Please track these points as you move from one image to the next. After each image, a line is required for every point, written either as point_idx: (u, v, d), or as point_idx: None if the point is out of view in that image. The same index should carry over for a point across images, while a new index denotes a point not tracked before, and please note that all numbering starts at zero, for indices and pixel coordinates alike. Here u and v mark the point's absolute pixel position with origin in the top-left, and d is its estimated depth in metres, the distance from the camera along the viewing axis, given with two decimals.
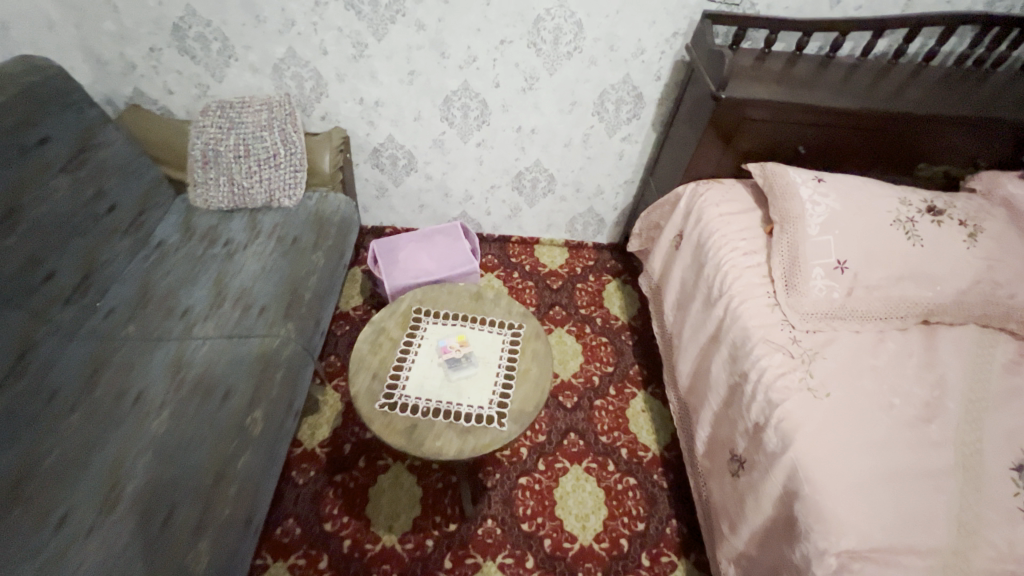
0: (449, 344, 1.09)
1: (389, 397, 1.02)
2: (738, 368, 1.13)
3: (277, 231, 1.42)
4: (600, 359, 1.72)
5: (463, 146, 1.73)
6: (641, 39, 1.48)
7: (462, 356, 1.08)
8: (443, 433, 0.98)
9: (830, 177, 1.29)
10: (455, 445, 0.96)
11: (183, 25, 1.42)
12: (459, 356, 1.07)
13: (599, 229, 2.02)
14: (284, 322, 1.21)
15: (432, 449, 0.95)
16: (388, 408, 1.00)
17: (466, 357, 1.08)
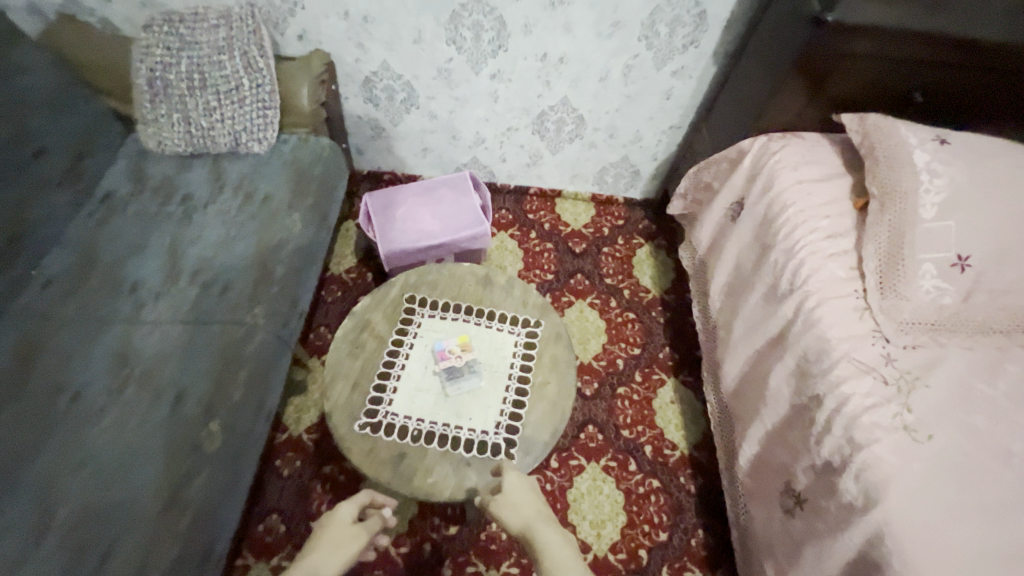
0: (448, 348, 0.87)
1: (372, 415, 0.83)
2: (809, 387, 0.90)
3: (245, 185, 1.16)
4: (626, 340, 1.50)
5: (474, 79, 1.40)
6: None
7: (464, 364, 0.86)
8: (437, 467, 0.79)
9: (956, 138, 0.97)
10: (451, 484, 0.78)
11: None
12: (461, 364, 0.86)
13: (632, 183, 1.72)
14: (250, 306, 0.99)
15: (423, 488, 0.77)
16: (369, 431, 0.81)
17: (469, 367, 0.86)
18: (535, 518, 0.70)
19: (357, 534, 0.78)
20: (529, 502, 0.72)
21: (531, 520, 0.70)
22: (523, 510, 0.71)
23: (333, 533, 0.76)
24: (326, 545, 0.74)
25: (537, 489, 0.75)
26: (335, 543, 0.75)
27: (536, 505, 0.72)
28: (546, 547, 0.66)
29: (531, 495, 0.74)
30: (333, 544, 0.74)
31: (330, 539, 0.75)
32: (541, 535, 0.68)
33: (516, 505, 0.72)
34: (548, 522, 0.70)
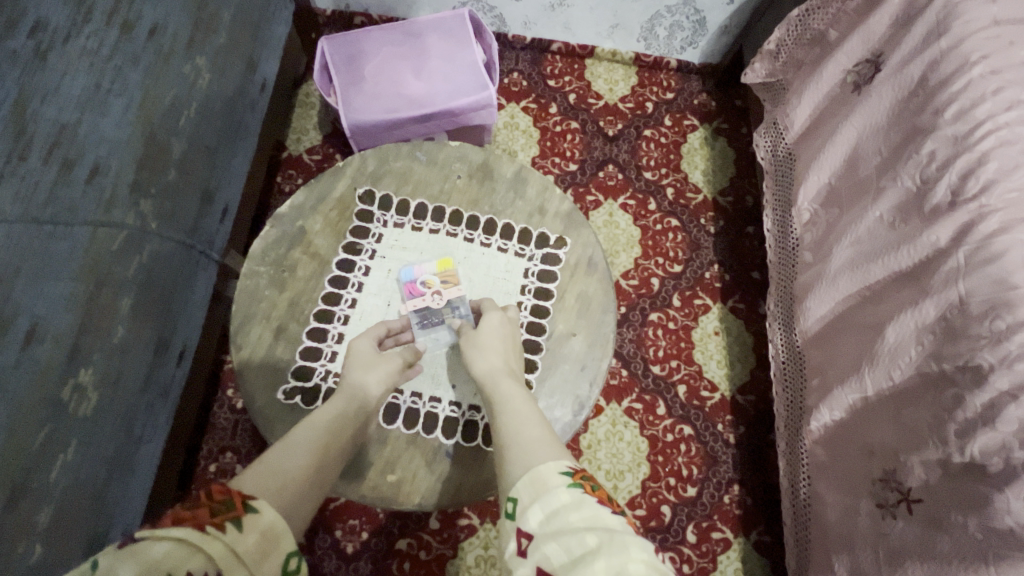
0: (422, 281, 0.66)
1: (306, 377, 0.61)
2: (959, 352, 0.60)
3: (123, 8, 0.77)
4: (665, 254, 1.18)
5: None
6: None
7: (446, 307, 0.65)
8: (405, 455, 0.59)
9: None
10: (425, 481, 0.58)
11: None
12: (442, 309, 0.65)
13: (693, 39, 1.25)
14: (134, 200, 0.69)
15: (388, 488, 0.58)
16: (299, 401, 0.60)
17: (453, 311, 0.64)
18: (501, 371, 0.57)
19: (388, 357, 0.61)
20: (502, 352, 0.59)
21: (499, 371, 0.57)
22: (491, 356, 0.58)
23: (359, 357, 0.60)
24: (354, 372, 0.58)
25: (518, 342, 0.62)
26: (364, 366, 0.59)
27: (510, 357, 0.59)
28: (507, 406, 0.53)
29: (508, 345, 0.60)
30: (362, 369, 0.58)
31: (357, 364, 0.59)
32: (503, 390, 0.55)
33: (486, 350, 0.59)
34: (517, 379, 0.57)
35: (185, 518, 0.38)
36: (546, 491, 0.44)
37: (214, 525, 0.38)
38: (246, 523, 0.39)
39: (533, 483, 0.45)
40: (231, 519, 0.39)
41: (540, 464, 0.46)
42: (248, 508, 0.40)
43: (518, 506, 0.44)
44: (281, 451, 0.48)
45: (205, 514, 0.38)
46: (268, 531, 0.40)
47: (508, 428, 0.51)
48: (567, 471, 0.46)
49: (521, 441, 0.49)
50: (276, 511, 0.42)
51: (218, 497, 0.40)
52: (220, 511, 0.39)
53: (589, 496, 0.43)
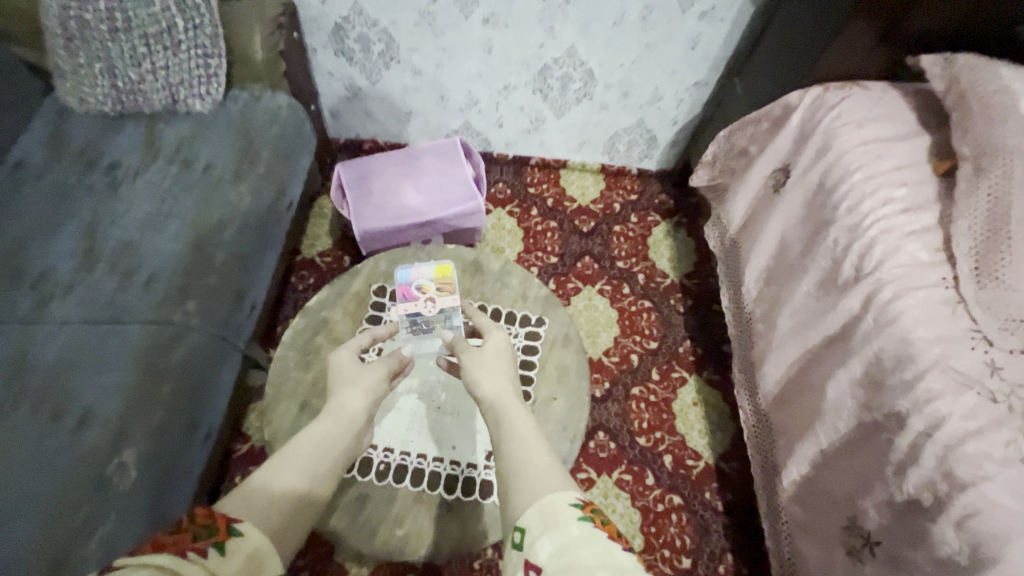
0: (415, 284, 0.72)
1: None
2: (883, 401, 0.71)
3: (183, 151, 0.98)
4: (641, 332, 1.31)
5: (463, 26, 1.17)
6: None
7: (438, 315, 0.71)
8: (410, 513, 0.67)
9: None
10: (428, 537, 0.65)
11: None
12: (434, 316, 0.71)
13: (648, 152, 1.49)
14: (180, 300, 0.82)
15: (395, 544, 0.65)
16: None
17: (445, 318, 0.71)
18: (506, 392, 0.57)
19: (373, 367, 0.63)
20: (508, 377, 0.60)
21: (507, 395, 0.57)
22: (496, 377, 0.59)
23: (342, 373, 0.62)
24: (339, 387, 0.60)
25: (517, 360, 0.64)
26: (349, 381, 0.61)
27: (515, 382, 0.60)
28: (513, 425, 0.53)
29: (510, 370, 0.61)
30: (347, 384, 0.60)
31: (342, 380, 0.61)
32: (508, 409, 0.55)
33: (490, 371, 0.60)
34: (522, 400, 0.57)
35: (166, 543, 0.37)
36: (556, 524, 0.42)
37: (198, 550, 0.38)
38: (228, 548, 0.40)
39: (541, 515, 0.43)
40: (214, 544, 0.39)
41: (548, 494, 0.45)
42: (233, 532, 0.41)
43: (526, 536, 0.42)
44: (270, 472, 0.49)
45: (188, 538, 0.38)
46: (253, 555, 0.41)
47: (513, 452, 0.50)
48: (577, 502, 0.44)
49: (528, 467, 0.48)
50: (262, 533, 0.43)
51: (201, 522, 0.40)
52: (203, 536, 0.39)
53: (600, 532, 0.41)
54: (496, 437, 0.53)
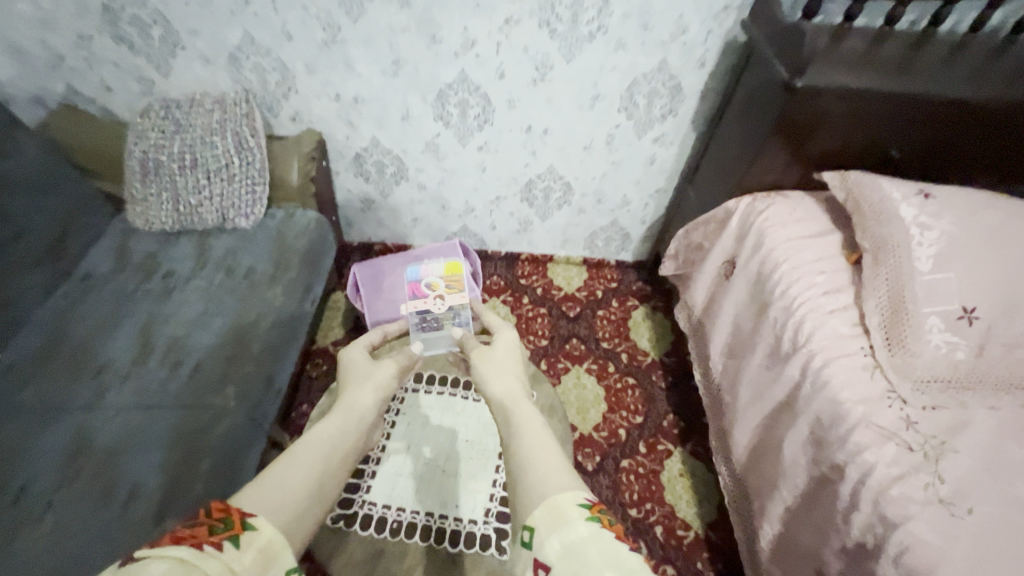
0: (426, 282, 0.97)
1: (348, 506, 0.89)
2: (827, 456, 0.83)
3: (228, 259, 1.17)
4: (627, 407, 1.42)
5: (461, 151, 1.44)
6: (682, 14, 1.14)
7: (446, 312, 0.94)
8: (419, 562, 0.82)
9: (939, 190, 0.98)
10: None
11: (114, 5, 1.14)
12: (443, 312, 0.95)
13: (623, 245, 1.72)
14: (220, 385, 0.95)
15: None
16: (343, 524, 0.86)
17: (452, 314, 0.94)
18: (518, 395, 0.61)
19: (385, 366, 0.72)
20: (516, 378, 0.65)
21: (515, 393, 0.62)
22: (507, 383, 0.63)
23: (356, 375, 0.70)
24: (352, 385, 0.67)
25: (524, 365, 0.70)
26: (361, 379, 0.69)
27: (522, 382, 0.65)
28: (523, 425, 0.56)
29: (520, 373, 0.67)
30: (360, 383, 0.67)
31: (355, 381, 0.68)
32: (519, 411, 0.59)
33: (501, 376, 0.65)
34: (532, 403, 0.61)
35: (185, 537, 0.41)
36: (563, 523, 0.45)
37: (212, 543, 0.41)
38: (243, 541, 0.43)
39: (549, 514, 0.46)
40: (230, 537, 0.42)
41: (556, 495, 0.47)
42: (247, 526, 0.44)
43: (535, 535, 0.45)
44: (285, 463, 0.52)
45: (205, 532, 0.42)
46: (265, 548, 0.43)
47: (522, 452, 0.53)
48: (584, 503, 0.47)
49: (538, 468, 0.50)
50: (274, 528, 0.45)
51: (217, 517, 0.44)
52: (219, 530, 0.43)
53: (606, 531, 0.44)
54: (504, 432, 0.57)
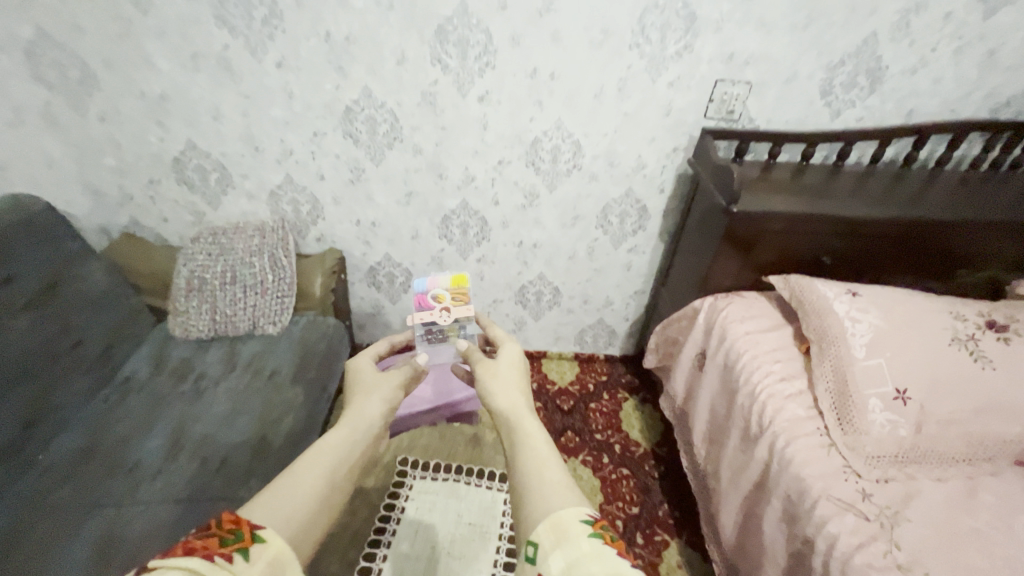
0: (431, 293, 0.94)
1: None
2: (800, 531, 0.91)
3: (255, 363, 1.31)
4: (623, 498, 1.47)
5: (462, 263, 1.65)
6: (641, 155, 1.43)
7: (452, 324, 0.95)
8: None
9: (867, 290, 1.17)
10: None
11: (183, 158, 1.41)
12: (448, 325, 0.94)
13: (610, 341, 1.88)
14: (244, 479, 1.04)
15: None
16: None
17: (457, 326, 0.95)
18: (522, 410, 0.64)
19: (390, 376, 0.73)
20: (520, 394, 0.67)
21: (518, 409, 0.64)
22: (512, 398, 0.66)
23: (362, 385, 0.72)
24: (359, 396, 0.69)
25: (528, 379, 0.72)
26: (366, 392, 0.70)
27: (527, 399, 0.67)
28: (527, 440, 0.59)
29: (523, 388, 0.70)
30: (366, 395, 0.69)
31: (362, 391, 0.70)
32: (522, 425, 0.62)
33: (507, 392, 0.67)
34: (535, 417, 0.64)
35: (197, 548, 0.45)
36: (567, 538, 0.47)
37: (223, 554, 0.45)
38: (252, 553, 0.47)
39: (553, 530, 0.48)
40: (239, 549, 0.47)
41: (560, 511, 0.50)
42: (255, 538, 0.48)
43: (539, 550, 0.47)
44: (292, 477, 0.57)
45: (215, 544, 0.46)
46: (273, 560, 0.48)
47: (527, 468, 0.55)
48: (587, 519, 0.49)
49: (543, 485, 0.53)
50: (281, 540, 0.50)
51: (227, 529, 0.48)
52: (230, 542, 0.47)
53: (608, 547, 0.46)
54: (510, 446, 0.60)
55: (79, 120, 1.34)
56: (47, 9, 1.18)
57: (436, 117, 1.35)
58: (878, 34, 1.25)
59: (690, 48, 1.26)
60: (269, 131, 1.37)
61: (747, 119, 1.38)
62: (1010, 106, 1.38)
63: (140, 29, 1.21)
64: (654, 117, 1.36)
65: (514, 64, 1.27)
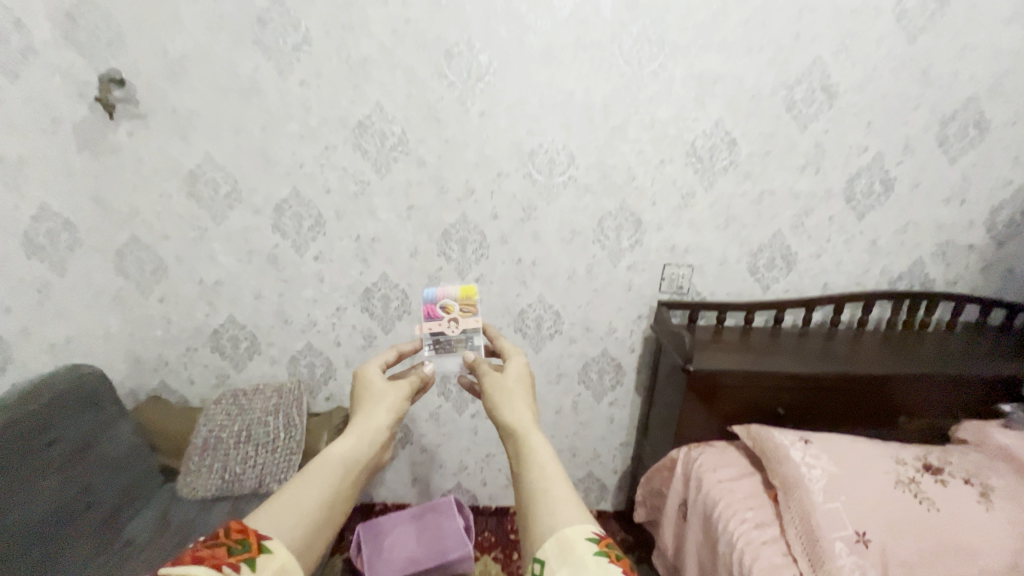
0: (441, 304, 1.06)
1: None
2: None
3: None
4: None
5: (458, 418, 1.81)
6: (611, 321, 1.70)
7: (460, 335, 1.05)
8: None
9: (818, 437, 1.31)
10: None
11: (222, 329, 1.66)
12: (456, 336, 1.06)
13: (601, 494, 1.93)
14: None
15: None
16: None
17: (465, 337, 1.06)
18: (529, 425, 0.73)
19: (398, 387, 0.85)
20: (528, 411, 0.76)
21: (526, 424, 0.73)
22: (520, 413, 0.75)
23: (370, 396, 0.83)
24: (367, 406, 0.81)
25: (533, 393, 0.82)
26: (374, 403, 0.81)
27: (533, 416, 0.76)
28: (535, 456, 0.67)
29: (528, 402, 0.79)
30: (373, 406, 0.80)
31: (370, 403, 0.81)
32: (530, 439, 0.70)
33: (514, 407, 0.77)
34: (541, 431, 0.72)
35: (207, 556, 0.51)
36: (573, 555, 0.53)
37: (231, 563, 0.52)
38: (259, 563, 0.54)
39: (560, 548, 0.54)
40: (246, 559, 0.53)
41: (568, 530, 0.56)
42: (262, 549, 0.55)
43: (546, 566, 0.54)
44: (299, 489, 0.65)
45: (224, 553, 0.53)
46: (278, 570, 0.55)
47: (536, 486, 0.63)
48: (593, 538, 0.55)
49: (551, 503, 0.60)
50: (286, 551, 0.57)
51: (235, 541, 0.55)
52: (237, 551, 0.54)
53: (614, 566, 0.52)
54: (519, 462, 0.68)
55: (142, 301, 1.62)
56: (143, 222, 1.54)
57: None
58: (783, 230, 1.63)
59: (640, 242, 1.61)
60: (299, 307, 1.64)
61: (694, 292, 1.68)
62: (903, 280, 1.71)
63: (211, 234, 1.56)
64: (618, 292, 1.67)
65: (503, 255, 1.61)
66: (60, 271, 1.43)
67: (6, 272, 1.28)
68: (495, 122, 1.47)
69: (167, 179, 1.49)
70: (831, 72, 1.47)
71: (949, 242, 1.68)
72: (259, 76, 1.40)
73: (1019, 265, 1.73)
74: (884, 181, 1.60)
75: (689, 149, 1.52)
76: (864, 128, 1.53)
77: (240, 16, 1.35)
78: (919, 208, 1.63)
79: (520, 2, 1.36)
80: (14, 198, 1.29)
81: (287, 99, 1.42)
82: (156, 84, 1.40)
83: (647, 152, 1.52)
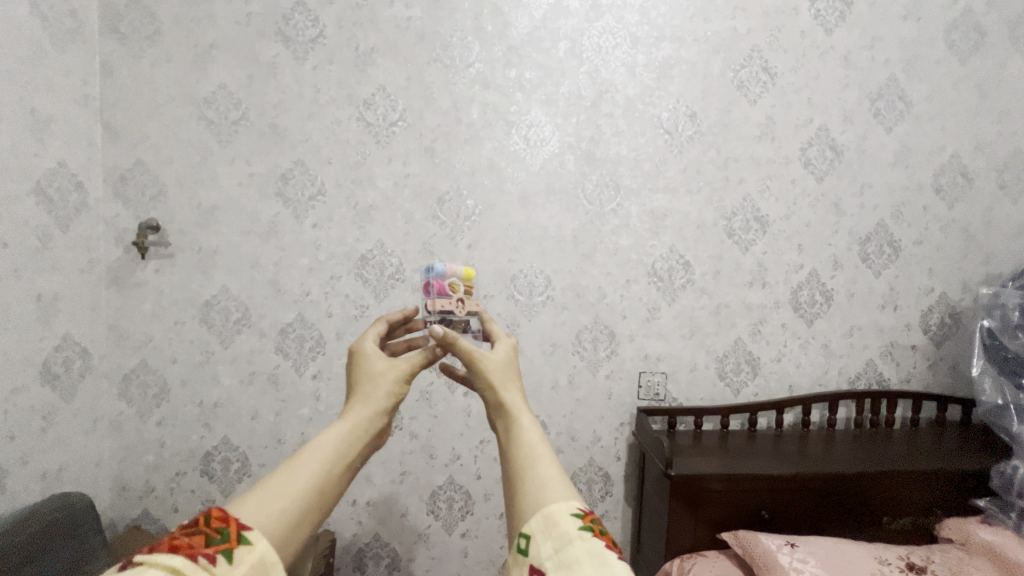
0: (448, 282, 1.08)
1: None
2: None
3: None
4: None
5: (447, 539, 1.76)
6: (595, 429, 1.77)
7: (462, 318, 1.07)
8: None
9: (802, 539, 1.36)
10: None
11: (214, 451, 1.69)
12: (459, 318, 1.06)
13: None
14: None
15: None
16: None
17: (465, 322, 1.07)
18: (518, 408, 0.77)
19: (396, 363, 0.84)
20: (517, 394, 0.80)
21: (516, 407, 0.77)
22: (509, 395, 0.79)
23: (367, 374, 0.82)
24: (367, 385, 0.81)
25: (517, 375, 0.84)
26: (372, 383, 0.81)
27: (522, 398, 0.80)
28: (523, 438, 0.71)
29: (515, 383, 0.82)
30: (371, 387, 0.81)
31: (368, 384, 0.81)
32: (519, 422, 0.74)
33: (504, 389, 0.80)
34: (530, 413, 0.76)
35: (184, 545, 0.54)
36: (557, 530, 0.58)
37: (207, 555, 0.54)
38: (236, 556, 0.56)
39: (546, 523, 0.59)
40: (223, 550, 0.55)
41: (553, 506, 0.60)
42: (240, 541, 0.57)
43: (531, 542, 0.58)
44: (288, 474, 0.66)
45: (202, 543, 0.55)
46: (256, 563, 0.56)
47: (525, 467, 0.67)
48: (577, 514, 0.60)
49: (538, 483, 0.64)
50: (266, 541, 0.59)
51: (214, 529, 0.56)
52: (215, 542, 0.55)
53: (596, 539, 0.57)
54: (509, 445, 0.72)
55: (139, 425, 1.66)
56: (154, 349, 1.64)
57: (430, 409, 1.72)
58: (742, 338, 1.80)
59: (616, 352, 1.76)
60: (293, 427, 1.70)
61: (671, 398, 1.79)
62: (861, 379, 1.86)
63: (216, 358, 1.66)
64: (600, 400, 1.77)
65: None
66: (68, 398, 1.50)
67: (19, 400, 1.35)
68: (480, 253, 1.69)
69: (184, 308, 1.64)
70: (760, 207, 1.77)
71: (893, 343, 1.86)
72: (278, 220, 1.63)
73: (961, 361, 1.90)
74: (824, 292, 1.82)
75: (651, 272, 1.75)
76: (797, 249, 1.80)
77: (268, 175, 1.62)
78: (860, 314, 1.84)
79: (500, 160, 1.67)
80: (42, 330, 1.41)
81: (301, 238, 1.65)
82: (187, 228, 1.62)
83: (614, 274, 1.74)
